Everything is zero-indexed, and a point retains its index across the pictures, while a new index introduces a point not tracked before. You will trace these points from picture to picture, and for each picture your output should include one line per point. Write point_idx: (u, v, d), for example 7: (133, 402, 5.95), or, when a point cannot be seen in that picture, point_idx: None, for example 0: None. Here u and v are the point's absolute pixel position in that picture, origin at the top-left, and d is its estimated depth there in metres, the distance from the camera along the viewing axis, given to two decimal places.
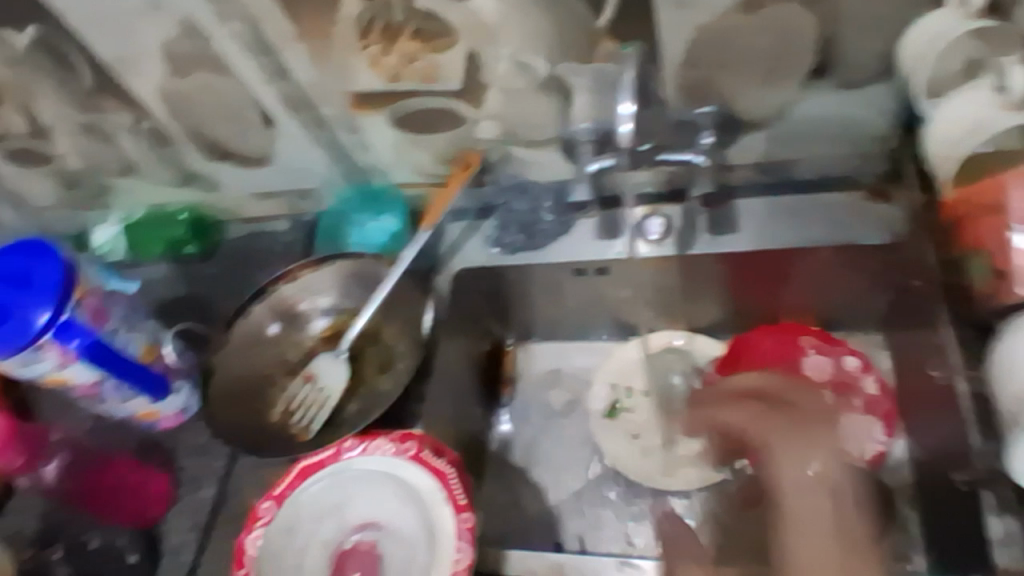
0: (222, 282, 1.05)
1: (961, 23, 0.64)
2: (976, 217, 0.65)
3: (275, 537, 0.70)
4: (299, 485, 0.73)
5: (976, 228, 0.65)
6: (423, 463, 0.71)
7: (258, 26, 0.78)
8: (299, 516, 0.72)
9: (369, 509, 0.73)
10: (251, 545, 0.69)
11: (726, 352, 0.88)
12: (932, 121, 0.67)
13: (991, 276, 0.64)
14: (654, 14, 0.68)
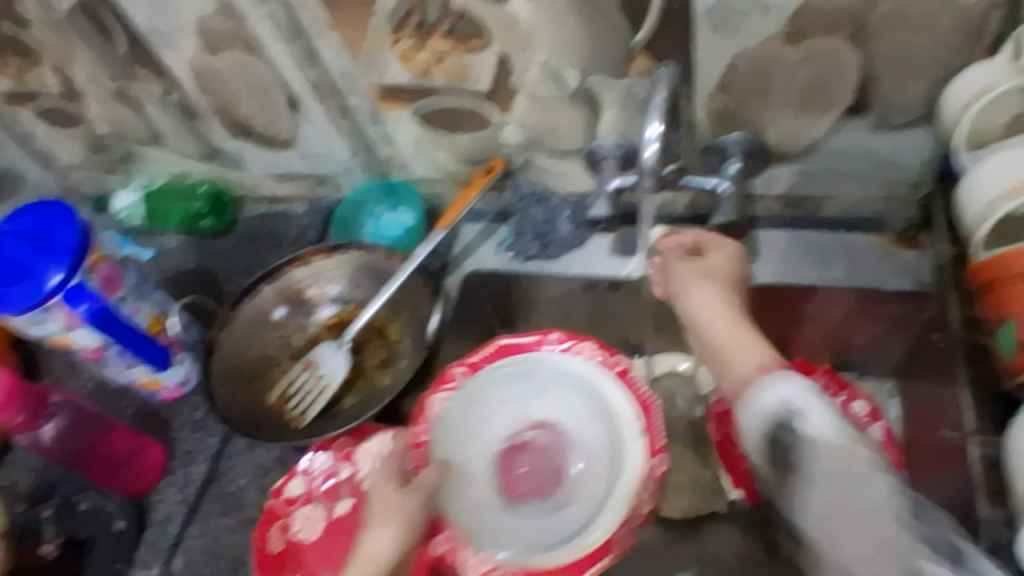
0: (235, 260, 1.05)
1: (1008, 69, 0.56)
2: (1003, 286, 0.57)
3: (455, 402, 0.77)
4: (493, 362, 0.78)
5: (1007, 298, 0.57)
6: (632, 380, 0.75)
7: (292, 10, 0.77)
8: (472, 395, 0.78)
9: (538, 406, 0.77)
10: (434, 407, 0.76)
11: None
12: (968, 178, 0.60)
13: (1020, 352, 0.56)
14: (692, 36, 0.67)
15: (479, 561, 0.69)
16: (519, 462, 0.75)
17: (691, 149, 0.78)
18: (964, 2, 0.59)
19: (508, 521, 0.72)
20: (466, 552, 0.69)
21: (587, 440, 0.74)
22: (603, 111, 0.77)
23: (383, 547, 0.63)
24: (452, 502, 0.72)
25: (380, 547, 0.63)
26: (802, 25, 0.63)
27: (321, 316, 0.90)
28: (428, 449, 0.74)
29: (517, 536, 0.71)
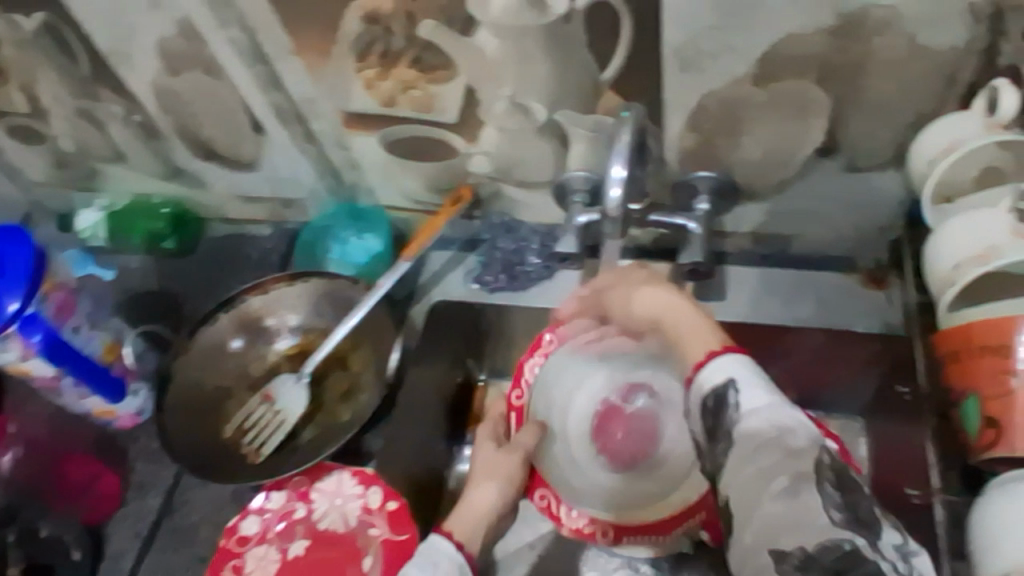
0: (194, 280, 1.02)
1: (981, 126, 0.55)
2: (968, 358, 0.54)
3: (550, 370, 0.80)
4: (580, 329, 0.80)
5: (973, 370, 0.54)
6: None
7: (255, 34, 0.75)
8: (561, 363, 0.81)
9: (636, 376, 0.80)
10: (529, 373, 0.80)
11: None
12: (936, 240, 0.56)
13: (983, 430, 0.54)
14: (660, 75, 0.65)
15: (572, 516, 0.74)
16: (614, 428, 0.79)
17: (661, 185, 0.77)
18: (933, 51, 0.58)
19: (591, 481, 0.77)
20: (566, 508, 0.75)
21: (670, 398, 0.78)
22: (572, 144, 0.75)
23: (490, 496, 0.67)
24: (549, 455, 0.77)
25: (485, 497, 0.67)
26: (773, 68, 0.62)
27: (279, 346, 0.87)
28: (523, 412, 0.79)
29: (597, 496, 0.76)
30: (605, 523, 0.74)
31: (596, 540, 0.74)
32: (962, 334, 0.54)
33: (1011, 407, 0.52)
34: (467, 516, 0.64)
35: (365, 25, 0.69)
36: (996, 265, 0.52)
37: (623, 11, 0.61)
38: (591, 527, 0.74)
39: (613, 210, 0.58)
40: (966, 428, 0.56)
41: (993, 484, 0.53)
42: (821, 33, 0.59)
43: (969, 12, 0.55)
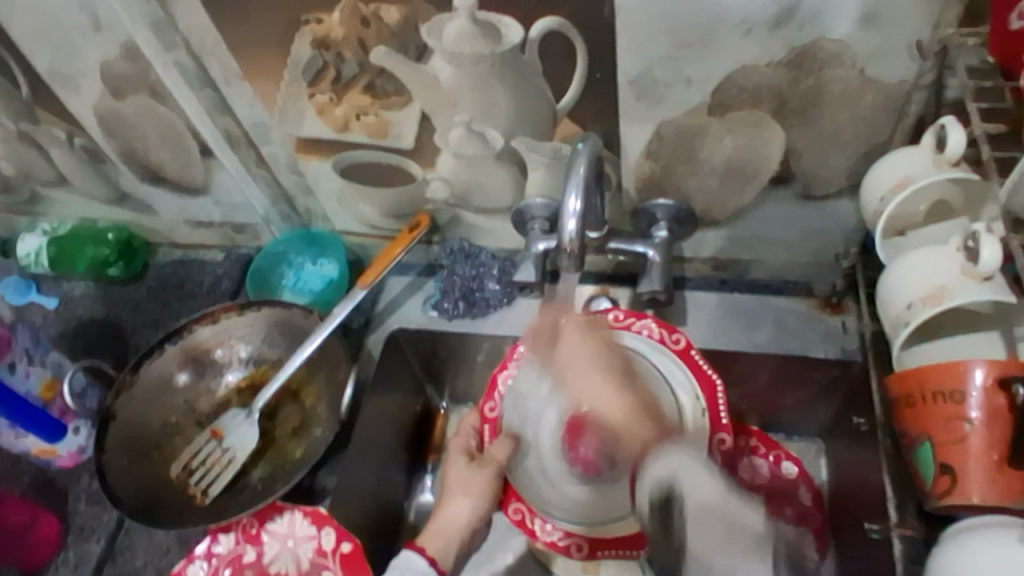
0: (144, 310, 0.97)
1: (931, 162, 0.52)
2: (928, 402, 0.48)
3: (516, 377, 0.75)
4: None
5: (923, 415, 0.49)
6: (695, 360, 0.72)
7: (201, 59, 0.72)
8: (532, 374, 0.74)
9: None
10: (501, 385, 0.76)
11: None
12: (890, 275, 0.51)
13: (943, 484, 0.48)
14: (617, 104, 0.65)
15: (548, 530, 0.73)
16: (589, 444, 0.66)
17: (620, 213, 0.76)
18: (882, 84, 0.59)
19: (561, 497, 0.70)
20: (540, 522, 0.73)
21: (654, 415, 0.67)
22: (530, 172, 0.74)
23: (463, 511, 0.71)
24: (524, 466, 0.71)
25: (456, 513, 0.71)
26: (728, 99, 0.62)
27: (229, 379, 0.85)
28: (497, 424, 0.75)
29: (576, 513, 0.70)
30: (580, 538, 0.72)
31: (571, 554, 0.72)
32: (917, 378, 0.49)
33: (965, 455, 0.47)
34: (445, 528, 0.70)
35: (315, 50, 0.67)
36: (947, 306, 0.47)
37: (578, 41, 0.61)
38: (565, 541, 0.72)
39: (569, 242, 0.57)
40: (922, 477, 0.50)
41: (948, 534, 0.48)
42: (774, 66, 0.59)
43: (916, 48, 0.56)
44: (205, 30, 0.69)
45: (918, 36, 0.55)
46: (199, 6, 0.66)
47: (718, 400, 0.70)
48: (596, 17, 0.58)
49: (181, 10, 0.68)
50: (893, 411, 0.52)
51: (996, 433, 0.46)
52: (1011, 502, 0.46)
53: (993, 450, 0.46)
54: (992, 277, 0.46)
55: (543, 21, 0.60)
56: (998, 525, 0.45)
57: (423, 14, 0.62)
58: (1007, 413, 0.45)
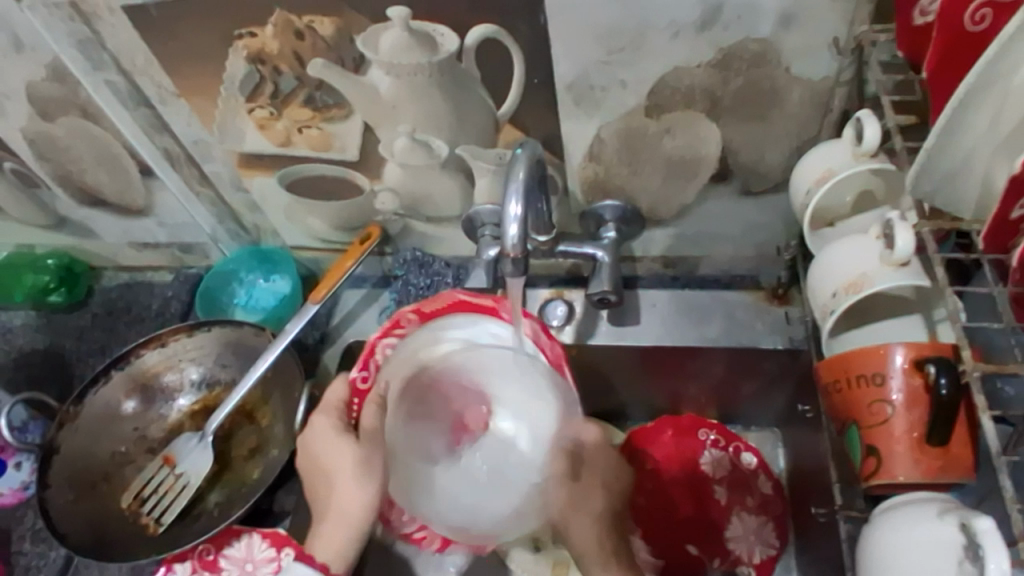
0: (88, 337, 0.94)
1: (850, 154, 0.54)
2: (854, 383, 0.49)
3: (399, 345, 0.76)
4: (444, 316, 0.76)
5: (849, 399, 0.50)
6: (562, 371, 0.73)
7: (134, 78, 0.71)
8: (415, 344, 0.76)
9: None
10: (379, 353, 0.77)
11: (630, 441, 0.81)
12: (816, 265, 0.53)
13: (868, 464, 0.49)
14: (556, 109, 0.66)
15: (403, 520, 0.75)
16: None
17: (568, 216, 0.77)
18: (809, 80, 0.61)
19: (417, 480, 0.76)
20: (398, 515, 0.74)
21: None
22: (476, 179, 0.74)
23: (359, 501, 0.64)
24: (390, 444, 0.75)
25: (356, 501, 0.64)
26: (664, 100, 0.64)
27: (181, 404, 0.83)
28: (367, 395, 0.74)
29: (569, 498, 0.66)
30: (434, 531, 0.75)
31: (423, 545, 0.76)
32: (844, 362, 0.50)
33: (889, 437, 0.48)
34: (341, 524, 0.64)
35: (250, 64, 0.66)
36: (866, 293, 0.49)
37: (513, 48, 0.61)
38: (421, 532, 0.75)
39: (512, 248, 0.57)
40: (852, 460, 0.51)
41: (875, 515, 0.48)
42: (704, 66, 0.60)
43: (835, 45, 0.58)
44: (136, 48, 0.67)
45: (835, 34, 0.57)
46: (127, 23, 0.65)
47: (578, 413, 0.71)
48: (529, 25, 0.59)
49: (108, 28, 0.66)
50: (824, 394, 0.53)
51: (916, 414, 0.47)
52: (934, 480, 0.47)
53: (913, 429, 0.47)
54: (908, 262, 0.48)
55: (478, 30, 0.60)
56: (916, 506, 0.46)
57: (357, 26, 0.62)
58: (925, 394, 0.47)
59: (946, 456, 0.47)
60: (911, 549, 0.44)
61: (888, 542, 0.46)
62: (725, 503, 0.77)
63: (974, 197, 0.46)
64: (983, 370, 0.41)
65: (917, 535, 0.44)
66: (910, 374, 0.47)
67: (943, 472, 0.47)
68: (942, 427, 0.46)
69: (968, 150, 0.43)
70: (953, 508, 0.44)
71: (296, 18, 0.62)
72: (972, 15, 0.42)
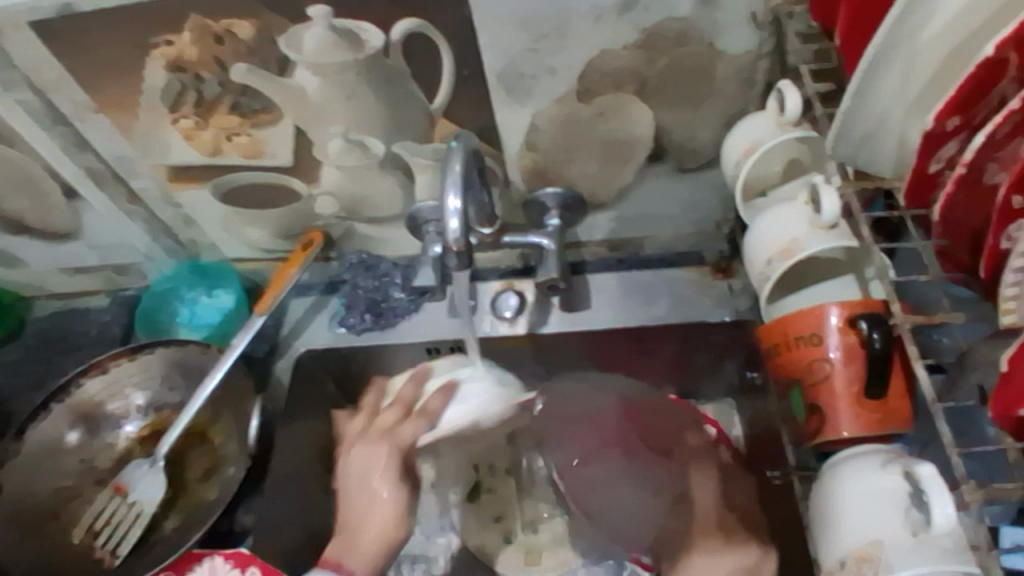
0: (24, 371, 0.89)
1: (775, 124, 0.55)
2: (798, 350, 0.51)
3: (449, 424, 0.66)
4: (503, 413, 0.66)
5: (792, 363, 0.52)
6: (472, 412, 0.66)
7: (46, 96, 0.67)
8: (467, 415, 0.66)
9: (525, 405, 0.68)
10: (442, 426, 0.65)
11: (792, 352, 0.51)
12: (751, 235, 0.54)
13: (813, 422, 0.51)
14: (488, 100, 0.65)
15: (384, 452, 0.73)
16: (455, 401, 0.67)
17: (511, 206, 0.77)
18: (732, 56, 0.62)
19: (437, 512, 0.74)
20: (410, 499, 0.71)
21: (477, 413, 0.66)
22: (416, 175, 0.74)
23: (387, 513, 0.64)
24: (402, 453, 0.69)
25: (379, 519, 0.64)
26: (593, 83, 0.64)
27: (129, 430, 0.80)
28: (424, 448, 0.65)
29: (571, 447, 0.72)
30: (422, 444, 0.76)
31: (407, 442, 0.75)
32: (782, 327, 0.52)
33: (829, 393, 0.50)
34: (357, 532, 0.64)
35: (171, 74, 0.64)
36: (799, 259, 0.50)
37: (439, 39, 0.61)
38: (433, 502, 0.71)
39: (454, 242, 0.56)
40: (797, 419, 0.53)
41: (824, 467, 0.50)
42: (629, 48, 0.61)
43: (753, 19, 0.59)
44: (46, 64, 0.64)
45: (753, 8, 0.59)
46: (36, 39, 0.62)
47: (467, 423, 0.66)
48: (454, 15, 0.59)
49: (15, 45, 0.63)
50: (768, 361, 0.55)
51: (853, 370, 0.49)
52: (876, 432, 0.49)
53: (852, 384, 0.49)
54: (835, 225, 0.49)
55: (401, 23, 0.59)
56: (864, 453, 0.48)
57: (277, 27, 0.60)
58: (860, 349, 0.49)
59: (887, 407, 0.49)
60: (883, 500, 0.45)
61: (864, 494, 0.46)
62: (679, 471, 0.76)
63: (892, 155, 0.47)
64: (913, 322, 0.42)
65: (885, 489, 0.45)
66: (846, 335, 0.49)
67: (885, 422, 0.49)
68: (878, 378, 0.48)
69: (880, 111, 0.45)
70: (896, 458, 0.47)
71: (212, 22, 0.60)
72: None
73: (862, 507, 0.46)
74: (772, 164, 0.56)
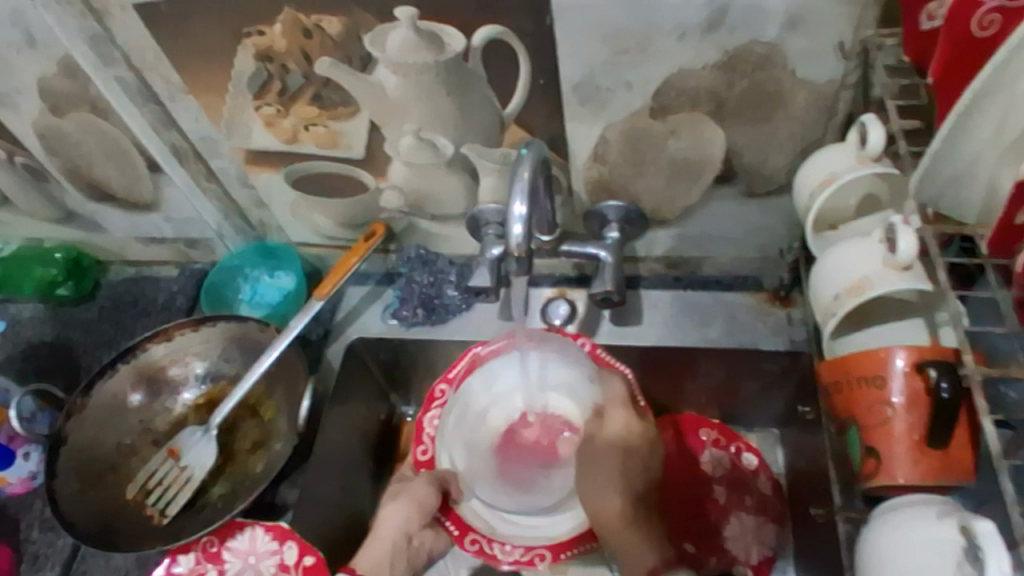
0: (96, 331, 0.94)
1: (854, 158, 0.54)
2: (859, 392, 0.50)
3: (445, 415, 0.78)
4: (468, 376, 0.79)
5: (851, 401, 0.51)
6: (439, 397, 0.79)
7: (142, 74, 0.71)
8: (468, 399, 0.79)
9: (477, 380, 0.79)
10: (429, 427, 0.78)
11: (857, 398, 0.50)
12: (821, 265, 0.53)
13: (868, 466, 0.50)
14: (561, 109, 0.66)
15: (506, 550, 0.72)
16: (532, 433, 0.77)
17: (572, 216, 0.78)
18: (814, 84, 0.61)
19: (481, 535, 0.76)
20: (499, 544, 0.72)
21: (472, 411, 0.79)
22: (481, 177, 0.75)
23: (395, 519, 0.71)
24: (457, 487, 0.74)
25: (393, 524, 0.71)
26: (668, 100, 0.64)
27: (187, 398, 0.84)
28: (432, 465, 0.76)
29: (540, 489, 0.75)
30: (543, 547, 0.71)
31: (536, 567, 0.71)
32: (844, 365, 0.51)
33: (890, 439, 0.48)
34: (383, 546, 0.70)
35: (259, 63, 0.67)
36: (868, 297, 0.49)
37: (519, 46, 0.61)
38: (526, 555, 0.71)
39: (516, 247, 0.57)
40: (852, 459, 0.52)
41: (875, 513, 0.49)
42: (710, 69, 0.61)
43: (840, 49, 0.58)
44: (145, 46, 0.68)
45: (842, 38, 0.58)
46: (138, 20, 0.65)
47: (431, 414, 0.78)
48: (536, 25, 0.59)
49: (119, 25, 0.66)
50: (824, 395, 0.54)
51: (916, 417, 0.47)
52: (933, 481, 0.48)
53: (913, 431, 0.48)
54: (909, 266, 0.48)
55: (485, 29, 0.61)
56: (920, 505, 0.47)
57: (364, 24, 0.62)
58: (926, 397, 0.47)
59: (948, 457, 0.47)
60: (937, 551, 0.44)
61: (916, 542, 0.45)
62: (723, 503, 0.77)
63: (979, 200, 0.46)
64: (985, 374, 0.41)
65: (939, 540, 0.44)
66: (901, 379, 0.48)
67: (945, 472, 0.47)
68: (944, 429, 0.47)
69: (970, 157, 0.44)
70: (953, 511, 0.45)
71: (304, 16, 0.63)
72: (980, 20, 0.41)
73: (915, 556, 0.44)
74: (849, 198, 0.55)
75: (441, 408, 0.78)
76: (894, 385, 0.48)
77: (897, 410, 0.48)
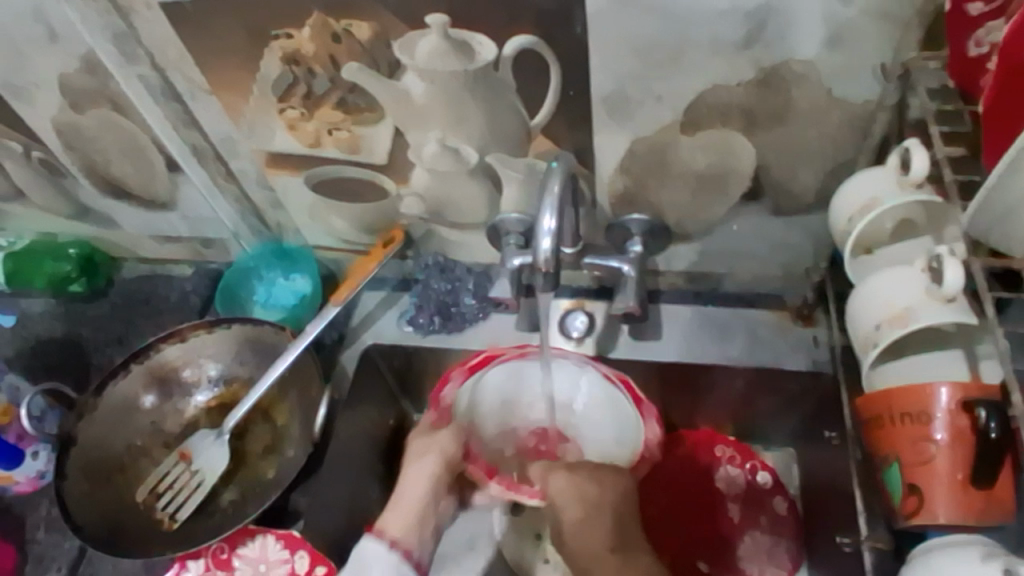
0: (107, 328, 0.94)
1: (895, 183, 0.53)
2: (902, 429, 0.50)
3: (463, 404, 0.75)
4: (488, 366, 0.76)
5: (892, 437, 0.51)
6: (456, 385, 0.75)
7: (165, 73, 0.70)
8: (488, 387, 0.76)
9: (496, 371, 0.76)
10: (448, 395, 0.74)
11: (897, 432, 0.51)
12: (862, 293, 0.53)
13: (909, 503, 0.50)
14: (590, 121, 0.65)
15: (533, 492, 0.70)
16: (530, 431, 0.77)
17: (595, 227, 0.77)
18: (849, 102, 0.60)
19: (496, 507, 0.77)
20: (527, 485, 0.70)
21: (489, 402, 0.76)
22: (504, 186, 0.74)
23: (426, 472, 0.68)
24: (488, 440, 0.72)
25: (421, 477, 0.68)
26: (698, 114, 0.63)
27: (199, 399, 0.83)
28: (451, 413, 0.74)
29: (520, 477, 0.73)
30: None
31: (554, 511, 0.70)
32: (885, 399, 0.51)
33: (932, 477, 0.49)
34: (415, 501, 0.66)
35: (285, 66, 0.66)
36: (911, 328, 0.49)
37: (551, 56, 0.60)
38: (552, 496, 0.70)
39: (544, 261, 0.56)
40: (891, 496, 0.53)
41: (915, 554, 0.50)
42: (744, 85, 0.60)
43: (879, 69, 0.57)
44: (169, 44, 0.67)
45: (882, 58, 0.56)
46: (163, 19, 0.64)
47: (447, 391, 0.74)
48: (569, 37, 0.58)
49: (144, 23, 0.66)
50: (862, 428, 0.55)
51: (959, 455, 0.48)
52: (974, 521, 0.48)
53: (958, 469, 0.48)
54: (953, 298, 0.48)
55: (517, 39, 0.59)
56: (963, 546, 0.48)
57: (394, 30, 0.61)
58: (971, 434, 0.48)
59: (990, 496, 0.48)
60: None
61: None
62: (738, 521, 0.76)
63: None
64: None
65: None
66: (945, 415, 0.48)
67: (987, 510, 0.48)
68: (987, 468, 0.47)
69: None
70: (998, 554, 0.46)
71: (334, 21, 0.62)
72: None
73: None
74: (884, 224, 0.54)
75: (459, 381, 0.75)
76: (938, 422, 0.49)
77: (940, 447, 0.49)
